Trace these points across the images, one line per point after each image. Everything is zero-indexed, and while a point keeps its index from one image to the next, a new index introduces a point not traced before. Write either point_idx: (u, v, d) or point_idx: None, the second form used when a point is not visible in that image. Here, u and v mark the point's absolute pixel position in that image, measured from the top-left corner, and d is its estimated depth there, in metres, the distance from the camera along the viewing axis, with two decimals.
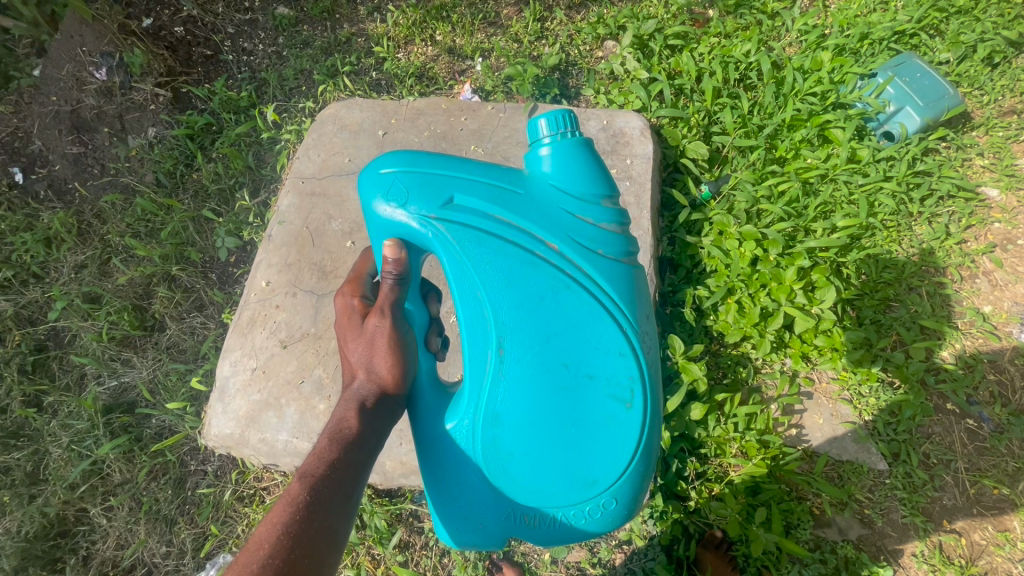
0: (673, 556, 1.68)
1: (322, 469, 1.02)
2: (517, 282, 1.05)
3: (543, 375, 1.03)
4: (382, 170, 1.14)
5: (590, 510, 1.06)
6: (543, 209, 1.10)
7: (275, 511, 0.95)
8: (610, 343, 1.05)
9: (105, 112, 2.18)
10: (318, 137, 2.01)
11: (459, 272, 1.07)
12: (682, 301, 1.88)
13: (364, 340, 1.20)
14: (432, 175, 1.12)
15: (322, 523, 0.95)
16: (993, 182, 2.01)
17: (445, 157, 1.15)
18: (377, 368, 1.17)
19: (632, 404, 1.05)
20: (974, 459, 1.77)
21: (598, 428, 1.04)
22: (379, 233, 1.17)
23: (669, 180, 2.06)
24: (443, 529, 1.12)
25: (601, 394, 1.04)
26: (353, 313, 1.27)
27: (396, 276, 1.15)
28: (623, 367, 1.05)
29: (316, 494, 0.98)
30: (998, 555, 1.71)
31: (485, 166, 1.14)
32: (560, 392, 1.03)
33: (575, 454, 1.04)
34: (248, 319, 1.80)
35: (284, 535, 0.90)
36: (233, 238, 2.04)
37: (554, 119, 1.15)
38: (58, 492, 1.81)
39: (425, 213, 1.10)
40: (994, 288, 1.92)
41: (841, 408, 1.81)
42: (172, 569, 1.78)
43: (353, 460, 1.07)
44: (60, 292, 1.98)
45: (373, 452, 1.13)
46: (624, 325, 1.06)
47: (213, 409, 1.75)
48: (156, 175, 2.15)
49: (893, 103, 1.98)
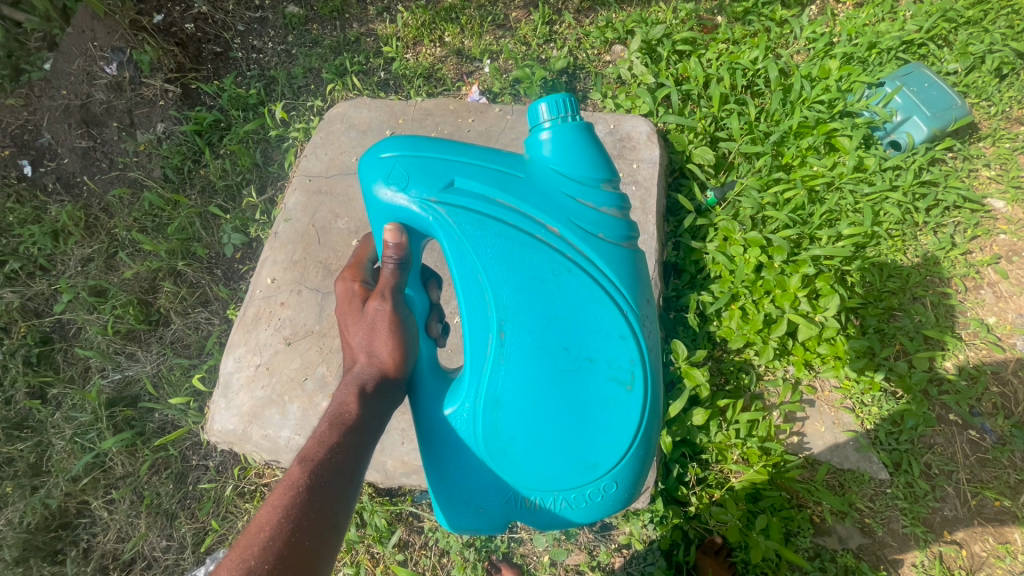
0: (673, 561, 1.67)
1: (323, 454, 1.03)
2: (518, 265, 1.06)
3: (544, 359, 1.03)
4: (382, 154, 1.15)
5: (591, 492, 1.07)
6: (544, 193, 1.11)
7: (275, 496, 0.95)
8: (611, 326, 1.05)
9: (115, 107, 2.19)
10: (326, 136, 2.02)
11: (460, 256, 1.08)
12: (685, 306, 1.88)
13: (364, 324, 1.20)
14: (434, 159, 1.13)
15: (322, 506, 0.95)
16: (999, 194, 2.01)
17: (446, 142, 1.16)
18: (378, 352, 1.17)
19: (633, 387, 1.05)
20: (975, 470, 1.76)
21: (600, 412, 1.05)
22: (379, 217, 1.18)
23: (675, 185, 2.06)
24: (444, 510, 1.13)
25: (602, 376, 1.05)
26: (355, 297, 1.27)
27: (396, 260, 1.17)
28: (624, 350, 1.05)
29: (317, 478, 0.98)
30: (998, 568, 1.70)
31: (486, 151, 1.15)
32: (559, 376, 1.03)
33: (576, 439, 1.04)
34: (252, 315, 1.81)
35: (285, 519, 0.91)
36: (240, 235, 2.05)
37: (553, 104, 1.16)
38: (61, 484, 1.81)
39: (426, 197, 1.10)
40: (998, 299, 1.92)
41: (843, 416, 1.81)
42: (171, 564, 1.78)
43: (353, 444, 1.07)
44: (67, 286, 2.00)
45: (374, 435, 1.13)
46: (624, 308, 1.07)
47: (216, 404, 1.75)
48: (163, 170, 2.16)
49: (900, 113, 2.00)
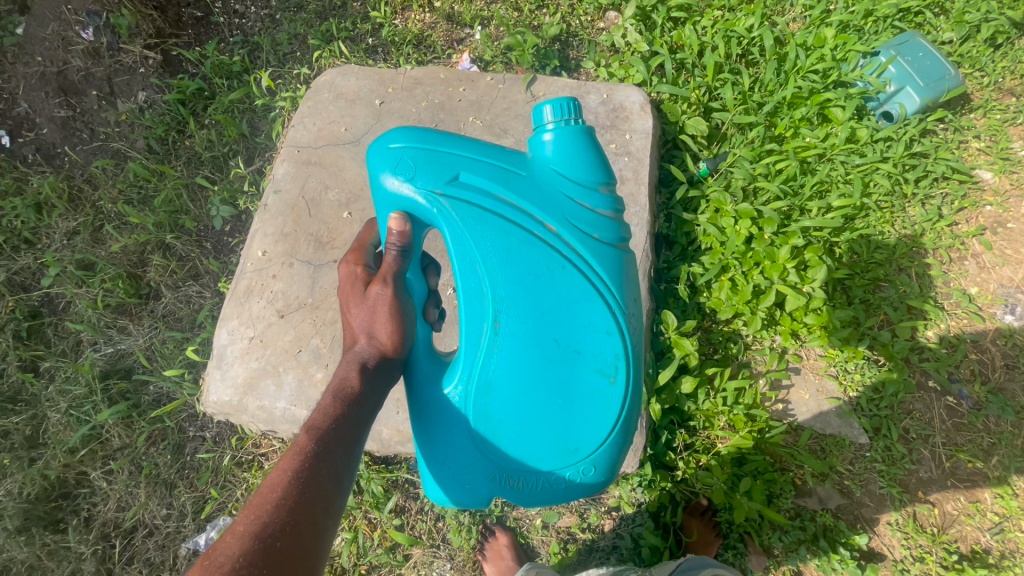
0: (660, 522, 1.72)
1: (328, 423, 1.06)
2: (515, 258, 1.07)
3: (535, 348, 1.05)
4: (390, 146, 1.15)
5: (570, 475, 1.09)
6: (544, 192, 1.11)
7: (284, 460, 0.98)
8: (598, 321, 1.07)
9: (93, 74, 2.13)
10: (313, 105, 1.98)
11: (460, 247, 1.08)
12: (675, 277, 1.91)
13: (366, 307, 1.21)
14: (439, 153, 1.12)
15: (327, 470, 0.97)
16: (987, 165, 2.02)
17: (452, 138, 1.15)
18: (378, 334, 1.18)
19: (616, 378, 1.07)
20: (951, 435, 1.83)
21: (583, 401, 1.07)
22: (384, 205, 1.18)
23: (668, 156, 2.06)
24: (430, 481, 1.15)
25: (588, 368, 1.06)
26: (360, 281, 1.28)
27: (399, 247, 1.17)
28: (610, 344, 1.07)
29: (323, 445, 1.01)
30: (968, 525, 1.77)
31: (491, 149, 1.14)
32: (548, 368, 1.06)
33: (559, 424, 1.06)
34: (244, 288, 1.78)
35: (295, 479, 0.93)
36: (228, 207, 2.02)
37: (558, 107, 1.15)
38: (58, 456, 1.81)
39: (428, 190, 1.10)
40: (980, 269, 1.96)
41: (827, 384, 1.86)
42: (172, 531, 1.79)
43: (356, 416, 1.09)
44: (53, 259, 1.97)
45: (375, 409, 1.15)
46: (613, 305, 1.08)
47: (211, 377, 1.72)
48: (147, 141, 2.12)
49: (893, 82, 1.99)
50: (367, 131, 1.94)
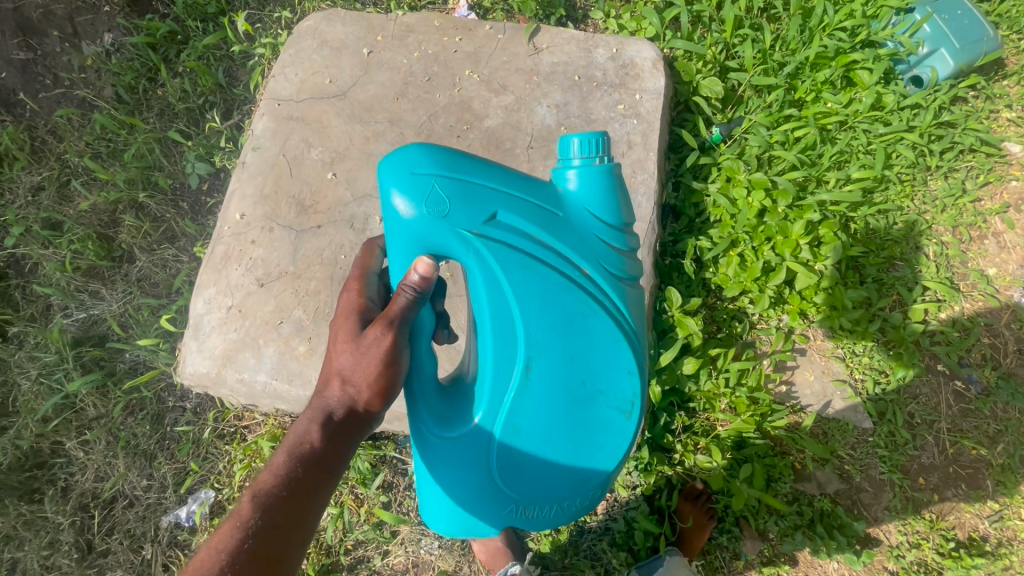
0: (653, 505, 1.67)
1: (276, 488, 1.01)
2: (546, 300, 0.95)
3: (562, 393, 0.96)
4: (409, 168, 0.98)
5: (579, 507, 1.01)
6: (577, 231, 1.00)
7: (224, 530, 0.97)
8: (624, 361, 0.98)
9: (53, 13, 1.95)
10: (295, 54, 1.81)
11: (489, 289, 0.95)
12: (682, 251, 1.81)
13: (357, 345, 1.07)
14: (471, 185, 0.97)
15: (269, 543, 0.96)
16: (1017, 137, 1.89)
17: (479, 163, 1.00)
18: (361, 378, 1.06)
19: (634, 416, 0.99)
20: (956, 420, 1.77)
21: (603, 442, 0.98)
22: (397, 237, 1.01)
23: (679, 119, 1.91)
24: (438, 533, 1.08)
25: (610, 409, 0.98)
26: (357, 314, 1.14)
27: (414, 291, 1.01)
28: (631, 385, 0.99)
29: (266, 515, 0.98)
30: (967, 512, 1.73)
31: (522, 181, 1.01)
32: (575, 426, 0.96)
33: (578, 464, 0.98)
34: (222, 253, 1.65)
35: (231, 559, 0.93)
36: (204, 164, 1.88)
37: (587, 141, 1.03)
38: (30, 425, 1.73)
39: (454, 228, 0.96)
40: (1001, 249, 1.86)
41: (833, 366, 1.79)
42: (153, 503, 1.72)
43: (311, 478, 1.03)
44: (17, 217, 1.84)
45: (339, 462, 1.08)
46: (637, 345, 1.00)
47: (186, 347, 1.59)
48: (115, 89, 1.96)
49: (927, 43, 1.83)
50: (353, 83, 1.78)
